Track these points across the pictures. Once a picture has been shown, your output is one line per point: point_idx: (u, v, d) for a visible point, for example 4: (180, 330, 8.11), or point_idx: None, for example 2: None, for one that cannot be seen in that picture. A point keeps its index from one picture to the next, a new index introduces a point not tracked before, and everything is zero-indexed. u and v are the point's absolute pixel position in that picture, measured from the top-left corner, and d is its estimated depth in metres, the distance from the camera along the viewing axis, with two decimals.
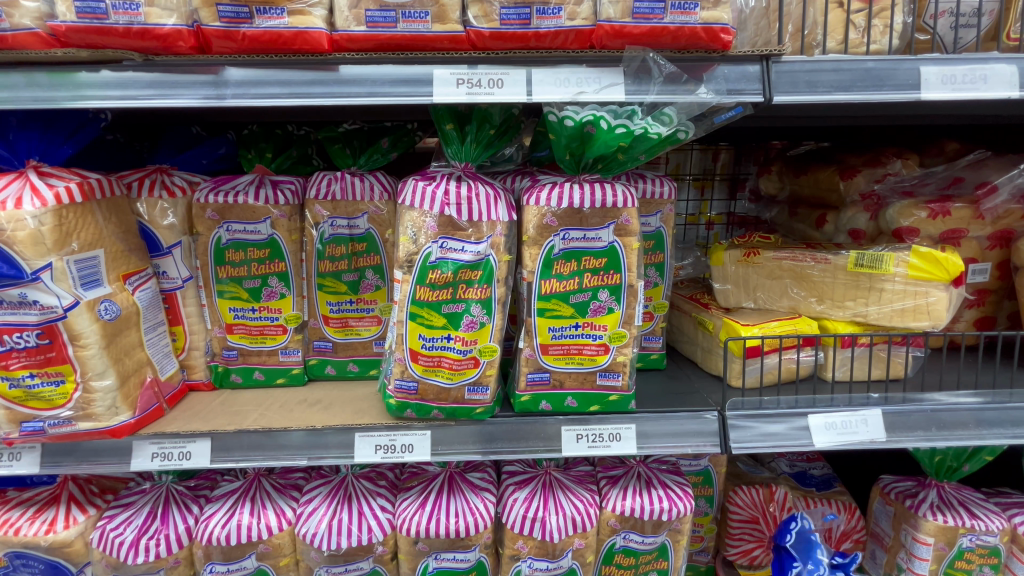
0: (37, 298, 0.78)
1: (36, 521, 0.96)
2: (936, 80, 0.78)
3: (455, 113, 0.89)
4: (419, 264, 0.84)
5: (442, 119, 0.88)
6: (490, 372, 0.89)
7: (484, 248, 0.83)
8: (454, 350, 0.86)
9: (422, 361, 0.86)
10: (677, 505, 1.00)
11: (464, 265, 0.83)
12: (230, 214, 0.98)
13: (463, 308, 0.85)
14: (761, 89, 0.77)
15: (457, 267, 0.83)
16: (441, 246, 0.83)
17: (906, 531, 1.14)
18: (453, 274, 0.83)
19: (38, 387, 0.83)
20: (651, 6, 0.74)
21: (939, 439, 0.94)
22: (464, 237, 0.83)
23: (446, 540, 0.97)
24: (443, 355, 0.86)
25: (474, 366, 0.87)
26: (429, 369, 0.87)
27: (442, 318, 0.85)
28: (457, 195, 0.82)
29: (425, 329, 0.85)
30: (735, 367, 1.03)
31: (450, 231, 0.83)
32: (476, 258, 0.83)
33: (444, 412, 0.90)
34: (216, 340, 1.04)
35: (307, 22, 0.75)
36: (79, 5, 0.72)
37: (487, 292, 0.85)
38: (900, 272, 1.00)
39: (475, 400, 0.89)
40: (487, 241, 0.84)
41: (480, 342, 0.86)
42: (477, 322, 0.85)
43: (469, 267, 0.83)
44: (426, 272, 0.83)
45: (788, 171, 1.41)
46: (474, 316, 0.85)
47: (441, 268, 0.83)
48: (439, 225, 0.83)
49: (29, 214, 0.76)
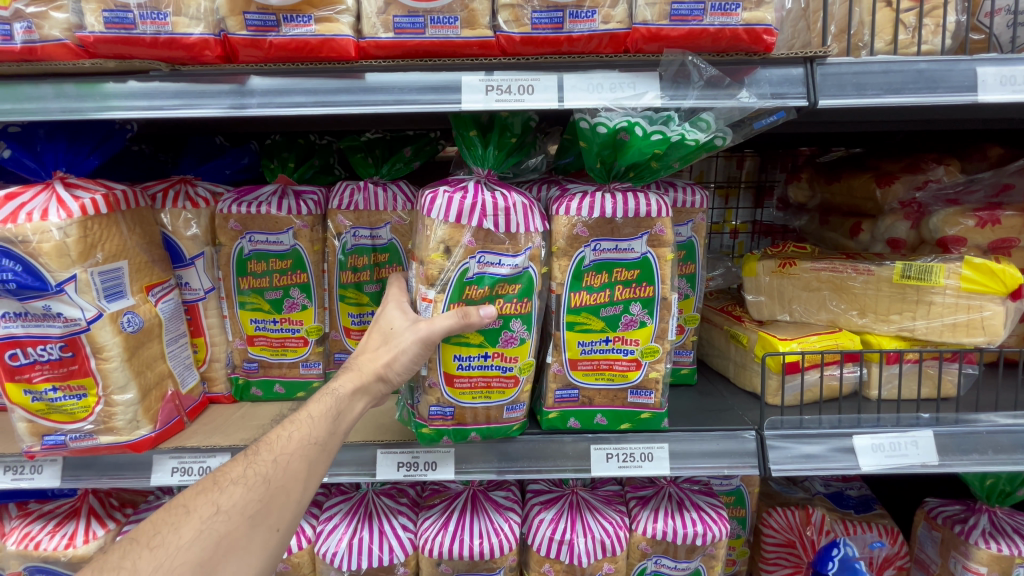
0: (61, 311, 0.77)
1: (56, 535, 0.94)
2: (994, 82, 0.74)
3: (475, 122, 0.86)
4: (453, 283, 0.78)
5: (463, 127, 0.85)
6: (527, 387, 0.85)
7: (522, 261, 0.79)
8: (492, 368, 0.81)
9: (458, 382, 0.82)
10: (711, 529, 0.95)
11: (502, 279, 0.78)
12: (253, 225, 0.96)
13: (501, 323, 0.80)
14: (805, 93, 0.74)
15: (495, 282, 0.78)
16: (479, 261, 0.77)
17: (956, 559, 1.07)
18: (490, 290, 0.78)
19: (61, 400, 0.82)
20: (690, 7, 0.71)
21: (996, 464, 0.88)
22: (502, 250, 0.78)
23: (468, 562, 0.94)
24: (479, 375, 0.81)
25: (513, 384, 0.83)
26: (466, 391, 0.82)
27: (480, 336, 0.80)
28: (495, 205, 0.77)
29: (461, 348, 0.80)
30: (772, 383, 0.99)
31: (489, 244, 0.78)
32: (515, 271, 0.78)
33: (482, 434, 0.85)
34: (237, 352, 1.03)
35: (334, 30, 0.73)
36: (107, 16, 0.71)
37: (526, 305, 0.80)
38: (952, 284, 0.94)
39: (513, 417, 0.85)
40: (525, 253, 0.79)
41: (520, 360, 0.82)
42: (516, 338, 0.81)
43: (508, 281, 0.78)
44: (462, 290, 0.78)
45: (819, 178, 1.36)
46: (514, 332, 0.81)
47: (479, 284, 0.78)
48: (478, 239, 0.77)
49: (54, 225, 0.75)
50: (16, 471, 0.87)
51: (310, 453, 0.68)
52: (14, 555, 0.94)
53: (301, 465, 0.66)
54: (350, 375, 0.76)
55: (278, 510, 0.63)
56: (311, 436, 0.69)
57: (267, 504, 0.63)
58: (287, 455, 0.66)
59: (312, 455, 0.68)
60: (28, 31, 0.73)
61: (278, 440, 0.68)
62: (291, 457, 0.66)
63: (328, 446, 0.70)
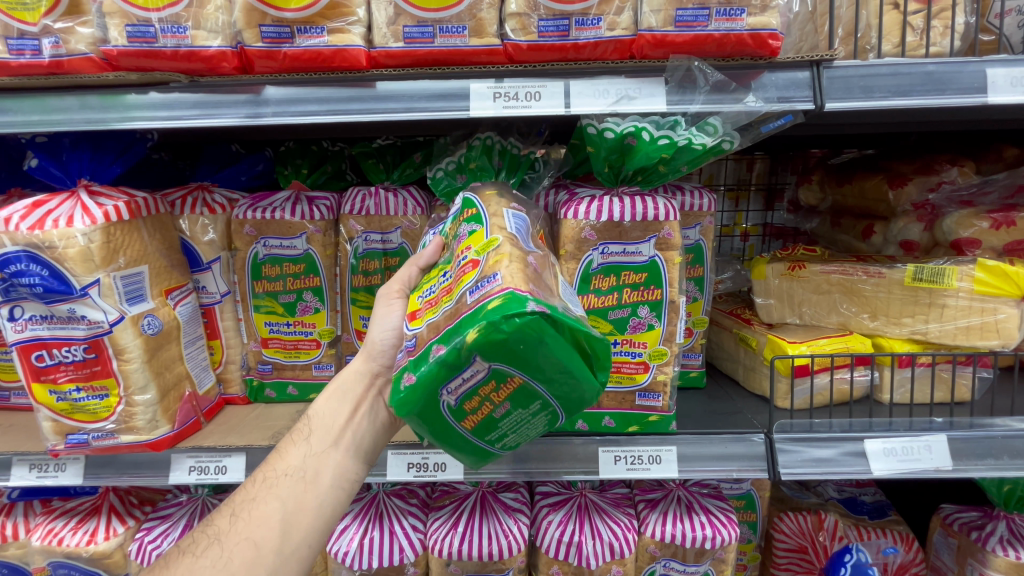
0: (85, 314, 0.80)
1: (78, 531, 0.98)
2: (1004, 83, 0.73)
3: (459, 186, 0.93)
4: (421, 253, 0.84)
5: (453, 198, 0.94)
6: (493, 261, 0.60)
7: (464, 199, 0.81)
8: (447, 278, 0.67)
9: (418, 312, 0.66)
10: (721, 532, 0.95)
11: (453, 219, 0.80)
12: (268, 230, 0.99)
13: (455, 246, 0.73)
14: (811, 96, 0.74)
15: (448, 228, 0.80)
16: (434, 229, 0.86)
17: (973, 567, 1.05)
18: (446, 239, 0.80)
19: (84, 400, 0.84)
20: (695, 13, 0.71)
21: (1013, 469, 0.86)
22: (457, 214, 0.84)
23: (477, 563, 0.94)
24: (440, 290, 0.65)
25: (473, 268, 0.62)
26: (426, 312, 0.64)
27: (439, 268, 0.73)
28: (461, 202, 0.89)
29: (421, 291, 0.72)
30: (781, 386, 0.99)
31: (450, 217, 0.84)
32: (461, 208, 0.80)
33: (444, 338, 0.55)
34: (252, 354, 1.05)
35: (346, 40, 0.75)
36: (130, 30, 0.74)
37: (474, 214, 0.72)
38: (964, 287, 0.93)
39: (484, 294, 0.56)
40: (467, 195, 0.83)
41: (474, 246, 0.65)
42: (466, 238, 0.69)
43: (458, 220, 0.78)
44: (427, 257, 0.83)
45: (830, 180, 1.35)
46: (464, 238, 0.70)
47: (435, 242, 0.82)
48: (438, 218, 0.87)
49: (79, 231, 0.78)
50: (40, 468, 0.90)
51: (279, 484, 0.67)
52: (38, 550, 0.97)
53: (263, 507, 0.65)
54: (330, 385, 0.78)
55: (241, 561, 0.61)
56: (279, 469, 0.69)
57: (225, 559, 0.61)
58: (251, 498, 0.66)
59: (279, 490, 0.66)
60: (55, 46, 0.77)
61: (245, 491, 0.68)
62: (254, 498, 0.66)
63: (302, 468, 0.69)
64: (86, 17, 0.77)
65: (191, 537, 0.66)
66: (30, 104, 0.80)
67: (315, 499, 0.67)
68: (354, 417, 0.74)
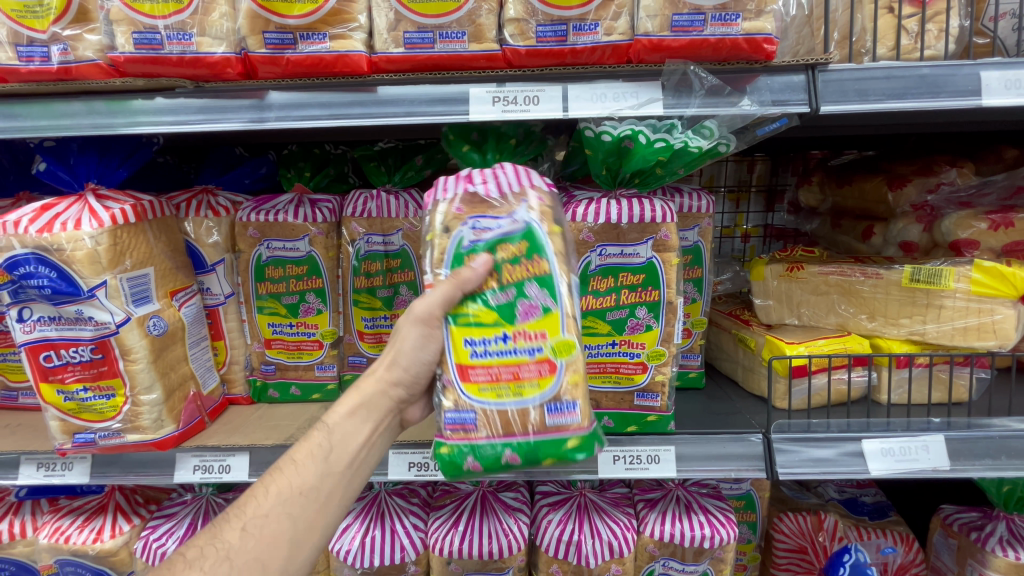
0: (92, 315, 0.82)
1: (85, 529, 0.99)
2: (998, 85, 0.74)
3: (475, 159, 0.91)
4: (453, 254, 0.69)
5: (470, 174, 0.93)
6: (570, 380, 0.68)
7: (523, 215, 0.68)
8: (513, 351, 0.66)
9: (474, 376, 0.66)
10: (720, 532, 0.96)
11: (503, 240, 0.67)
12: (271, 232, 1.00)
13: (515, 293, 0.66)
14: (806, 99, 0.75)
15: (496, 245, 0.67)
16: (474, 227, 0.68)
17: (972, 567, 1.05)
18: (493, 257, 0.67)
19: (90, 400, 0.86)
20: (690, 18, 0.73)
21: (1011, 469, 0.86)
22: (497, 213, 0.69)
23: (478, 562, 0.95)
24: (501, 365, 0.66)
25: (550, 372, 0.67)
26: (487, 388, 0.66)
27: (492, 313, 0.66)
28: (483, 176, 0.73)
29: (471, 332, 0.66)
30: (780, 387, 0.99)
31: (483, 210, 0.70)
32: (514, 228, 0.67)
33: (519, 453, 0.67)
34: (255, 355, 1.06)
35: (348, 46, 0.77)
36: (136, 37, 0.76)
37: (543, 266, 0.68)
38: (961, 288, 0.94)
39: (562, 426, 0.67)
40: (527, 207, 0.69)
41: (553, 337, 0.66)
42: (538, 307, 0.67)
43: (508, 240, 0.67)
44: (461, 261, 0.68)
45: (829, 181, 1.35)
46: (532, 301, 0.67)
47: (478, 250, 0.67)
48: (466, 206, 0.70)
49: (87, 234, 0.80)
50: (48, 467, 0.92)
51: (295, 503, 0.61)
52: (45, 548, 0.99)
53: (276, 526, 0.59)
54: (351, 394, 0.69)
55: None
56: (294, 483, 0.62)
57: None
58: (262, 514, 0.60)
59: (295, 510, 0.61)
60: (63, 53, 0.78)
61: (251, 503, 0.61)
62: (266, 516, 0.60)
63: (319, 488, 0.63)
64: (93, 24, 0.78)
65: (193, 551, 0.59)
66: (39, 110, 0.82)
67: (328, 524, 0.63)
68: (376, 436, 0.68)
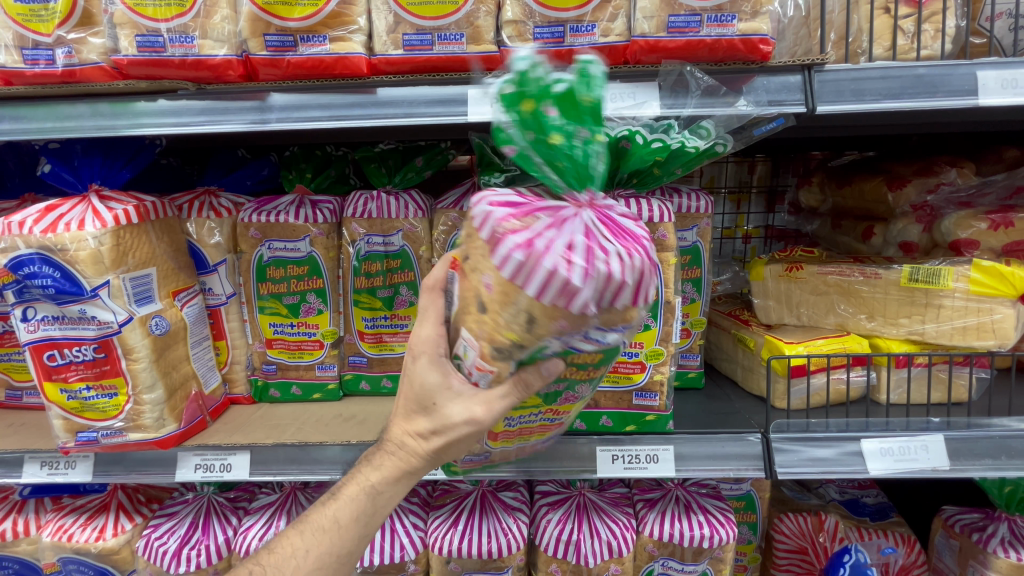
0: (95, 314, 0.83)
1: (88, 528, 1.00)
2: (994, 85, 0.74)
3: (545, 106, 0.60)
4: (528, 353, 0.59)
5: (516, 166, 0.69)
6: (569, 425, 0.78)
7: (616, 338, 0.60)
8: (541, 419, 0.71)
9: (502, 436, 0.72)
10: (719, 532, 0.96)
11: (582, 352, 0.61)
12: (273, 233, 1.01)
13: (564, 387, 0.66)
14: (803, 99, 0.75)
15: (572, 355, 0.61)
16: (564, 341, 0.58)
17: (974, 569, 1.05)
18: (565, 362, 0.62)
19: (93, 399, 0.86)
20: (687, 19, 0.73)
21: (1011, 469, 0.86)
22: (602, 326, 0.58)
23: (477, 561, 0.96)
24: (526, 429, 0.72)
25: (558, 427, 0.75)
26: (508, 441, 0.73)
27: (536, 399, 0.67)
28: (609, 280, 0.55)
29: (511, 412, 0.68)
30: (779, 387, 1.00)
31: (590, 326, 0.57)
32: (603, 348, 0.61)
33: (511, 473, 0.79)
34: (257, 355, 1.07)
35: (347, 48, 0.78)
36: (140, 40, 0.77)
37: (599, 370, 0.67)
38: (960, 287, 0.94)
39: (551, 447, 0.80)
40: (623, 328, 0.60)
41: (572, 410, 0.72)
42: (578, 396, 0.69)
43: (587, 353, 0.62)
44: (532, 362, 0.60)
45: (830, 181, 1.35)
46: (575, 392, 0.68)
47: (561, 355, 0.60)
48: (573, 323, 0.56)
49: (90, 234, 0.81)
50: (51, 466, 0.93)
51: (330, 567, 0.67)
52: (49, 546, 1.00)
53: None
54: (393, 461, 0.67)
55: None
56: (333, 548, 0.67)
57: None
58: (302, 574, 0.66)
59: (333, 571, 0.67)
60: (68, 56, 0.80)
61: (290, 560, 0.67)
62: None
63: (354, 551, 0.69)
64: (98, 28, 0.80)
65: None
66: (44, 112, 0.83)
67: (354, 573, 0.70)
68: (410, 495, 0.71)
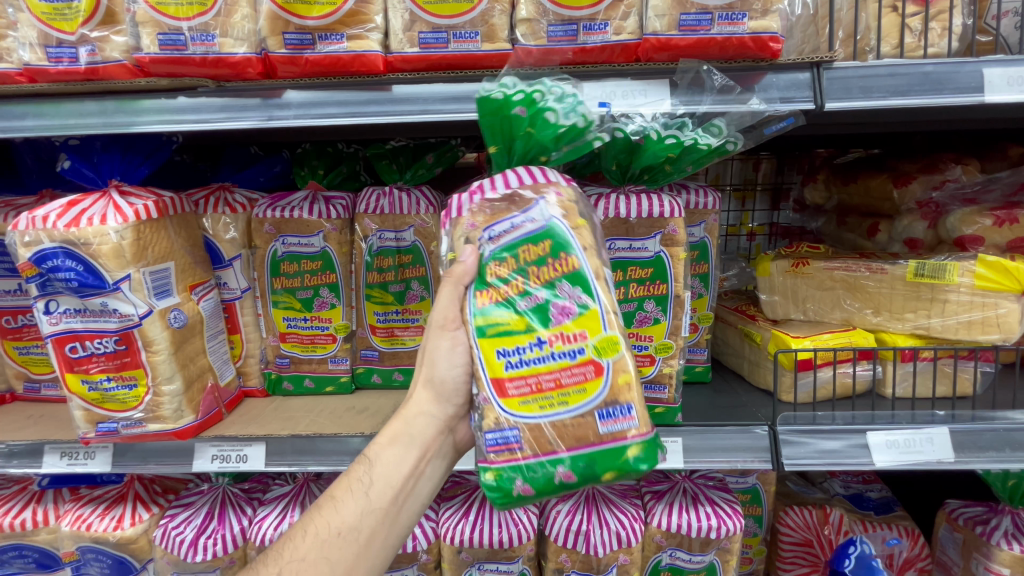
0: (116, 307, 0.84)
1: (106, 517, 1.02)
2: (1001, 82, 0.75)
3: (509, 118, 0.70)
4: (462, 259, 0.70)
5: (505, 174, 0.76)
6: (620, 381, 0.65)
7: (545, 213, 0.66)
8: (552, 356, 0.64)
9: (513, 390, 0.65)
10: (726, 523, 0.97)
11: (524, 241, 0.66)
12: (287, 229, 1.03)
13: (545, 294, 0.65)
14: (812, 96, 0.76)
15: (517, 246, 0.66)
16: (490, 235, 0.67)
17: (977, 560, 1.06)
18: (514, 259, 0.66)
19: (114, 390, 0.88)
20: (698, 18, 0.75)
21: (1015, 461, 0.87)
22: (514, 212, 0.67)
23: (488, 550, 0.97)
24: (539, 374, 0.64)
25: (593, 372, 0.64)
26: (527, 401, 0.64)
27: (523, 320, 0.65)
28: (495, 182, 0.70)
29: (503, 341, 0.65)
30: (785, 380, 1.01)
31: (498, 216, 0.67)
32: (539, 227, 0.66)
33: (575, 470, 0.64)
34: (271, 348, 1.09)
35: (364, 46, 0.79)
36: (162, 38, 0.79)
37: (572, 262, 0.65)
38: (965, 282, 0.95)
39: (616, 434, 0.64)
40: (547, 204, 0.67)
41: (592, 335, 0.64)
42: (573, 307, 0.65)
43: (532, 241, 0.66)
44: (483, 271, 0.67)
45: (835, 179, 1.36)
46: (567, 300, 0.64)
47: (499, 257, 0.66)
48: (480, 219, 0.68)
49: (112, 229, 0.83)
50: (71, 456, 0.95)
51: (333, 544, 0.65)
52: (68, 535, 1.02)
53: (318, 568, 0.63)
54: (392, 427, 0.73)
55: None
56: (334, 524, 0.66)
57: None
58: (300, 557, 0.64)
59: (335, 548, 0.65)
60: (91, 53, 0.81)
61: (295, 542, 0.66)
62: (303, 561, 0.63)
63: (357, 528, 0.66)
64: (120, 26, 0.81)
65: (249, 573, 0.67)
66: (65, 109, 0.84)
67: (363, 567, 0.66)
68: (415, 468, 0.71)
